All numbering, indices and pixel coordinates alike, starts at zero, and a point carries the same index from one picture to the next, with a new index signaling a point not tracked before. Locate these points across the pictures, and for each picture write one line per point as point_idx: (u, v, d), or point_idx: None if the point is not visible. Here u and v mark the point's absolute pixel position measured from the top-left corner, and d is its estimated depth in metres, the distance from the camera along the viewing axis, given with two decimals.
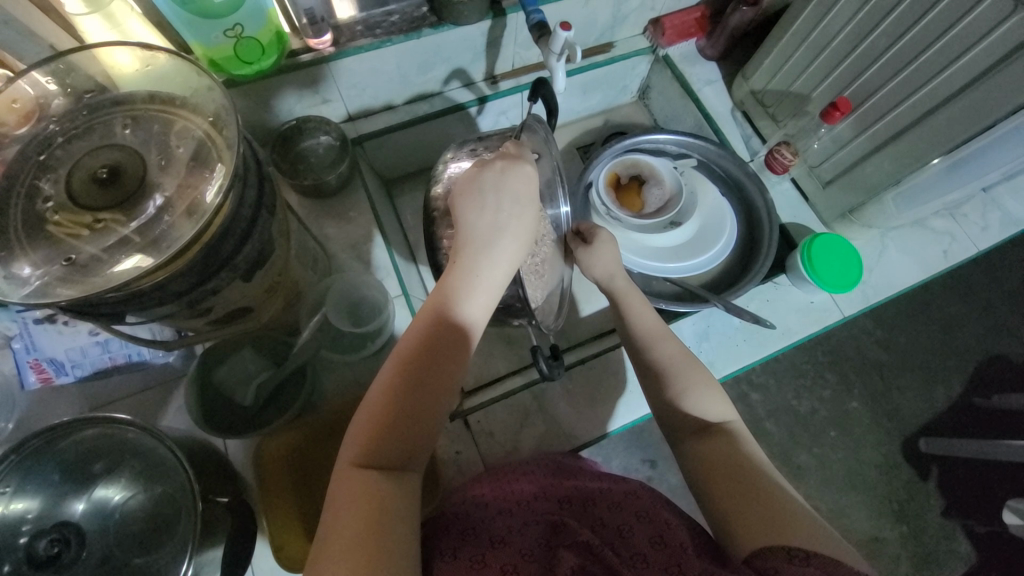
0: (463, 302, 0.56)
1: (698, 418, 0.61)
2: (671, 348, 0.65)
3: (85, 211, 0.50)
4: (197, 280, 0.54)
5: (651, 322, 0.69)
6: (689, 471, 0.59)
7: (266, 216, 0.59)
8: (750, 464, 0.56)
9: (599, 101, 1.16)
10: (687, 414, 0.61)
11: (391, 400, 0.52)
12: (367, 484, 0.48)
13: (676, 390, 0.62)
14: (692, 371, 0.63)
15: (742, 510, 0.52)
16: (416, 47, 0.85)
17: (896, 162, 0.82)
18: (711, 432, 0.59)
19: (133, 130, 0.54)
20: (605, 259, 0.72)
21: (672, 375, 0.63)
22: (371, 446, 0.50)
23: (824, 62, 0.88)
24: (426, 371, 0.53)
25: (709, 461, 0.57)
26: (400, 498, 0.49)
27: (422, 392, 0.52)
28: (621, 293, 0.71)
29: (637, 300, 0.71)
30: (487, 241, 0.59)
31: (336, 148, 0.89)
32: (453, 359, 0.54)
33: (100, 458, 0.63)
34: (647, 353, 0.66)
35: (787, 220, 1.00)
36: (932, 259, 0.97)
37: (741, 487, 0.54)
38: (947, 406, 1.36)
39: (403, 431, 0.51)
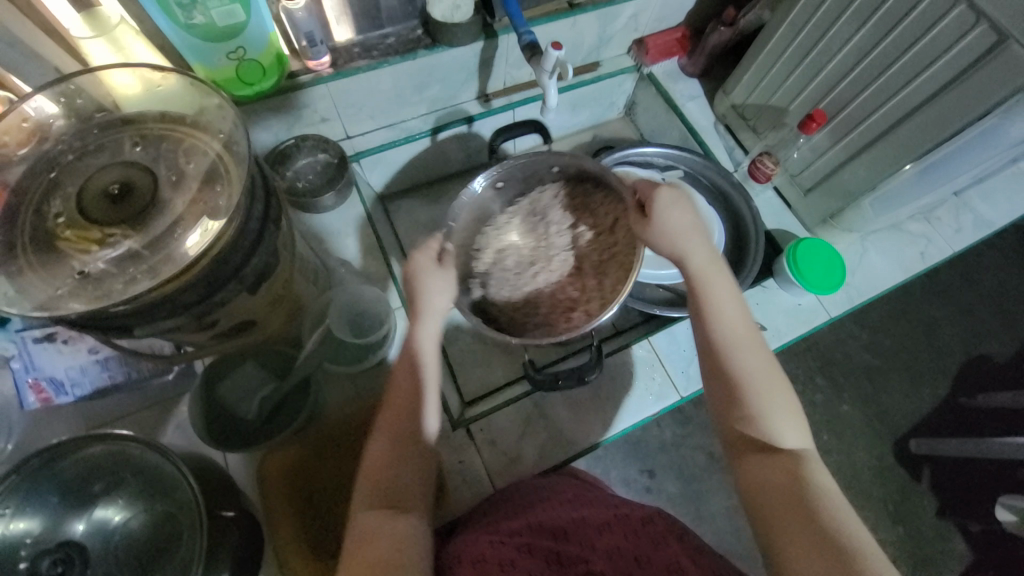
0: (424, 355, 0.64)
1: (766, 437, 0.58)
2: (757, 358, 0.61)
3: (95, 225, 0.50)
4: (205, 292, 0.54)
5: (739, 319, 0.64)
6: (743, 487, 0.56)
7: (273, 228, 0.59)
8: (809, 490, 0.53)
9: (587, 117, 1.21)
10: (753, 425, 0.59)
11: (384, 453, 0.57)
12: (377, 532, 0.52)
13: (755, 402, 0.59)
14: (767, 387, 0.60)
15: (794, 534, 0.50)
16: (412, 68, 0.89)
17: (872, 169, 0.87)
18: (773, 453, 0.56)
19: (142, 147, 0.56)
20: (674, 218, 0.68)
21: (746, 385, 0.60)
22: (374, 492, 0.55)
23: (798, 78, 0.94)
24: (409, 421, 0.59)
25: (767, 482, 0.54)
26: (408, 536, 0.52)
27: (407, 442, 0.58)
28: (697, 271, 0.66)
29: (727, 288, 0.66)
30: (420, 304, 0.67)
31: (334, 166, 0.91)
32: (428, 406, 0.61)
33: (101, 478, 0.63)
34: (731, 356, 0.61)
35: (772, 226, 1.04)
36: (912, 262, 1.01)
37: (792, 516, 0.51)
38: (933, 406, 1.40)
39: (397, 474, 0.56)
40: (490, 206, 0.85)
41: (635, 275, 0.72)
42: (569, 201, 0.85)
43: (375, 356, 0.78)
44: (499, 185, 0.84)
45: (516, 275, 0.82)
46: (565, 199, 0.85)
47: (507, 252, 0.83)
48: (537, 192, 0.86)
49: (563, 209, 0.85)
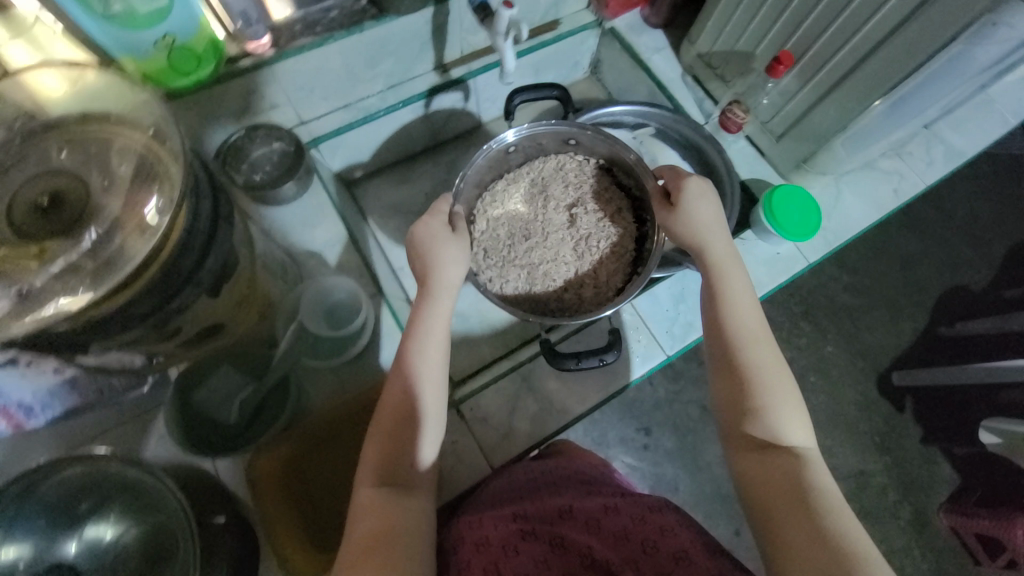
0: (426, 328, 0.64)
1: (768, 435, 0.61)
2: (763, 353, 0.65)
3: (29, 241, 0.47)
4: (160, 300, 0.51)
5: (751, 316, 0.68)
6: (744, 480, 0.59)
7: (225, 226, 0.57)
8: (811, 484, 0.56)
9: (552, 79, 1.16)
10: (757, 421, 0.61)
11: (388, 431, 0.60)
12: (373, 507, 0.56)
13: (763, 401, 0.62)
14: (775, 383, 0.63)
15: (786, 520, 0.54)
16: (360, 42, 0.84)
17: (841, 109, 0.85)
18: (777, 451, 0.59)
19: (70, 153, 0.52)
20: (698, 212, 0.71)
21: (755, 381, 0.63)
22: (376, 477, 0.58)
23: (761, 20, 0.91)
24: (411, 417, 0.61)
25: (766, 478, 0.58)
26: (404, 509, 0.57)
27: (404, 432, 0.60)
28: (716, 262, 0.70)
29: (741, 285, 0.70)
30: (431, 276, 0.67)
31: (291, 154, 0.87)
32: (435, 388, 0.63)
33: (85, 498, 0.62)
34: (738, 352, 0.65)
35: (746, 176, 1.02)
36: (886, 200, 1.01)
37: (787, 509, 0.55)
38: (913, 338, 1.43)
39: (396, 464, 0.59)
40: (498, 163, 0.86)
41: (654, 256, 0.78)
42: (577, 180, 0.90)
43: (354, 349, 0.76)
44: (511, 152, 0.86)
45: (519, 248, 0.87)
46: (572, 178, 0.90)
47: (508, 220, 0.89)
48: (548, 164, 0.91)
49: (569, 186, 0.90)
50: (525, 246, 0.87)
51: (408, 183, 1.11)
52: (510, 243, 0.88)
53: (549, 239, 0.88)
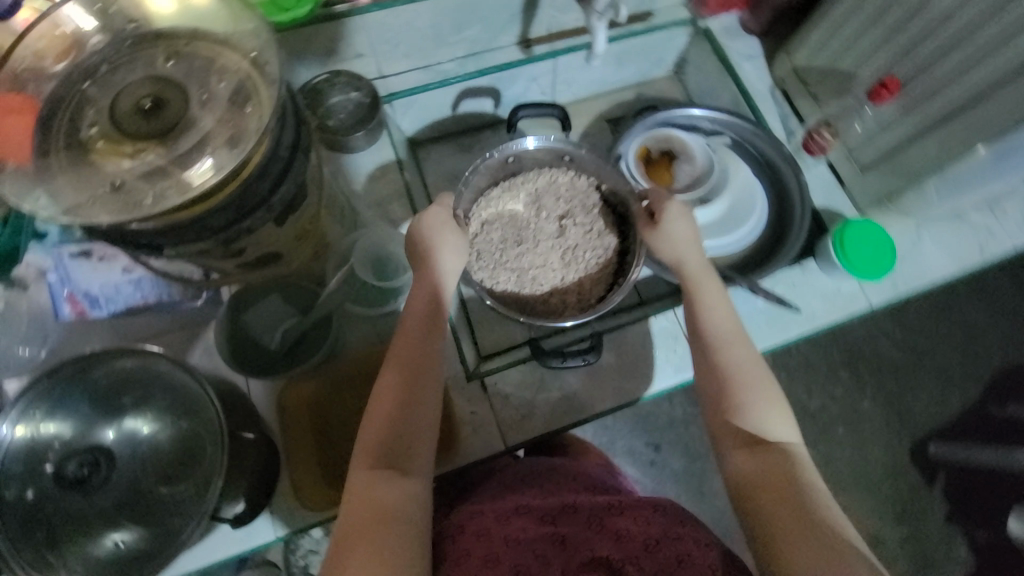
0: (425, 305, 0.66)
1: (755, 430, 0.62)
2: (741, 351, 0.67)
3: (128, 138, 0.50)
4: (233, 218, 0.54)
5: (724, 317, 0.70)
6: (734, 481, 0.60)
7: (302, 158, 0.58)
8: (800, 482, 0.58)
9: (632, 73, 1.12)
10: (742, 419, 0.63)
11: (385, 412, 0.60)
12: (370, 483, 0.56)
13: (745, 399, 0.64)
14: (757, 383, 0.65)
15: (779, 525, 0.55)
16: (453, 4, 0.86)
17: (943, 147, 0.79)
18: (764, 447, 0.61)
19: (175, 64, 0.54)
20: (677, 230, 0.75)
21: (738, 385, 0.64)
22: (375, 457, 0.58)
23: (871, 41, 0.86)
24: (409, 386, 0.62)
25: (757, 479, 0.59)
26: (399, 495, 0.56)
27: (401, 418, 0.60)
28: (693, 277, 0.73)
29: (716, 292, 0.72)
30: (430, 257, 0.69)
31: (365, 106, 0.89)
32: (428, 371, 0.63)
33: (129, 391, 0.65)
34: (721, 353, 0.67)
35: (820, 203, 0.95)
36: (968, 256, 0.93)
37: (778, 507, 0.56)
38: (959, 411, 1.34)
39: (398, 442, 0.59)
40: (493, 167, 0.85)
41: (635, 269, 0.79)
42: (569, 194, 0.88)
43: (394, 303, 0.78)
44: (511, 160, 0.86)
45: (509, 252, 0.84)
46: (564, 193, 0.88)
47: (501, 222, 0.85)
48: (542, 174, 0.88)
49: (560, 198, 0.88)
50: (515, 252, 0.84)
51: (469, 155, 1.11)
52: (495, 248, 0.84)
53: (539, 249, 0.85)
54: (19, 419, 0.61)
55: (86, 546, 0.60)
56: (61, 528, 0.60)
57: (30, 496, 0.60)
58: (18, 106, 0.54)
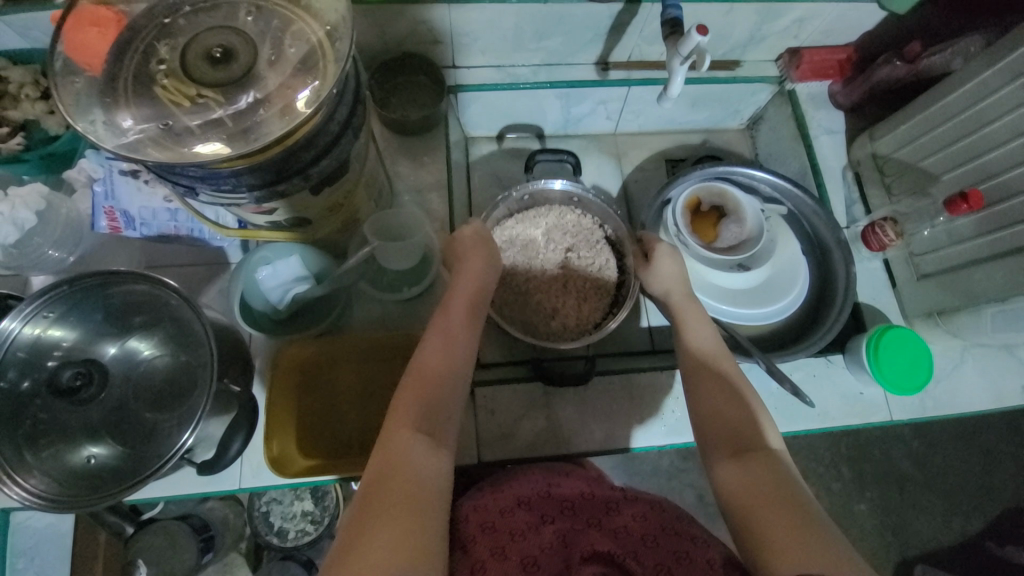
0: (466, 284, 0.68)
1: (740, 436, 0.60)
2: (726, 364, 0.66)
3: (192, 83, 0.51)
4: (270, 178, 0.54)
5: (707, 336, 0.70)
6: (724, 493, 0.56)
7: (351, 137, 0.58)
8: (791, 489, 0.54)
9: (704, 119, 1.10)
10: (730, 430, 0.60)
11: (425, 375, 0.58)
12: (405, 446, 0.52)
13: (719, 404, 0.63)
14: (741, 397, 0.63)
15: (762, 522, 0.52)
16: (541, 12, 0.85)
17: (1010, 277, 0.74)
18: (750, 455, 0.58)
19: (254, 19, 0.55)
20: (664, 273, 0.77)
21: (716, 399, 0.63)
22: (412, 423, 0.54)
23: (963, 149, 0.80)
24: (448, 362, 0.60)
25: (744, 482, 0.55)
26: (428, 462, 0.52)
27: (439, 391, 0.57)
28: (677, 302, 0.75)
29: (694, 313, 0.73)
30: (472, 247, 0.73)
31: (431, 91, 0.92)
32: (465, 346, 0.63)
33: (140, 313, 0.68)
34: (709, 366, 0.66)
35: (864, 299, 0.91)
36: (1012, 394, 0.86)
37: (760, 508, 0.53)
38: (960, 542, 1.26)
39: (433, 413, 0.56)
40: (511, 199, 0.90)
41: (631, 301, 0.83)
42: (575, 230, 0.92)
43: (409, 293, 0.78)
44: (526, 195, 0.91)
45: (517, 277, 0.89)
46: (571, 228, 0.92)
47: (513, 249, 0.90)
48: (552, 210, 0.93)
49: (567, 233, 0.92)
50: (522, 278, 0.89)
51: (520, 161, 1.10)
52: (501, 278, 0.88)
53: (544, 280, 0.89)
54: (29, 320, 0.63)
55: (62, 456, 0.62)
56: (41, 435, 0.62)
57: (25, 387, 0.62)
58: (101, 18, 0.54)
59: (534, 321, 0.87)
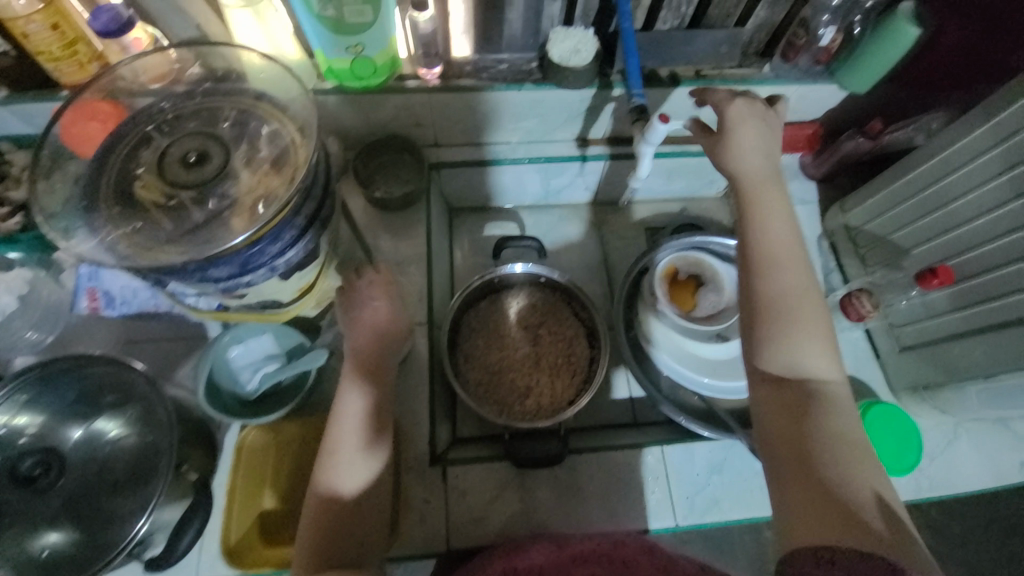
0: (361, 375, 0.69)
1: (790, 366, 0.59)
2: (794, 276, 0.61)
3: (168, 184, 0.54)
4: (236, 271, 0.56)
5: (782, 240, 0.63)
6: (762, 418, 0.58)
7: (318, 227, 0.60)
8: (830, 424, 0.55)
9: (682, 188, 1.14)
10: (779, 354, 0.59)
11: (331, 501, 0.63)
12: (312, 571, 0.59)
13: (774, 323, 0.60)
14: (806, 313, 0.60)
15: (794, 477, 0.53)
16: (516, 98, 0.91)
17: (990, 355, 0.72)
18: (792, 384, 0.58)
19: (230, 125, 0.59)
20: (745, 140, 0.66)
21: (776, 306, 0.60)
22: (325, 560, 0.60)
23: (930, 225, 0.80)
24: (341, 472, 0.64)
25: (784, 412, 0.57)
26: None
27: (352, 515, 0.63)
28: (754, 194, 0.65)
29: (777, 203, 0.65)
30: (368, 318, 0.72)
31: (414, 169, 0.96)
32: (366, 457, 0.65)
33: (111, 392, 0.68)
34: (766, 273, 0.61)
35: (848, 370, 0.89)
36: (1012, 473, 0.82)
37: (801, 451, 0.54)
38: None
39: (346, 544, 0.61)
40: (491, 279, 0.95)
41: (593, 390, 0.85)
42: (545, 308, 0.96)
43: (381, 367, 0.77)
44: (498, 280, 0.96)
45: (492, 356, 0.92)
46: (542, 306, 0.96)
47: (485, 330, 0.94)
48: (523, 290, 0.97)
49: (538, 311, 0.95)
50: (495, 356, 0.92)
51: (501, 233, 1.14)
52: (475, 357, 0.92)
53: (519, 356, 0.93)
54: None
55: (22, 543, 0.61)
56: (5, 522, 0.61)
57: None
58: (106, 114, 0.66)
59: (507, 399, 0.88)
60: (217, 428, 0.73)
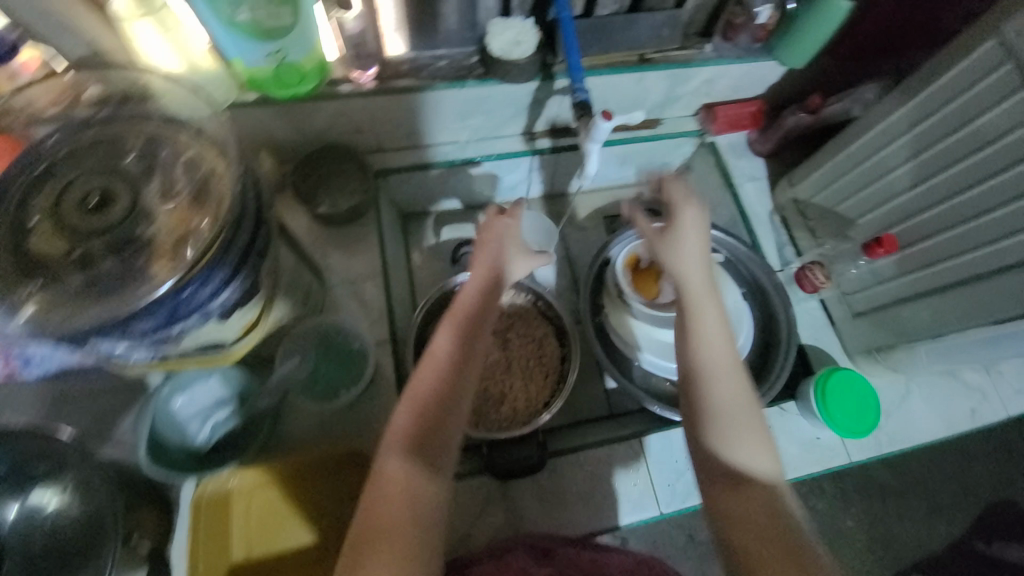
0: (477, 278, 0.63)
1: (738, 469, 0.55)
2: (732, 384, 0.58)
3: (70, 234, 0.48)
4: (163, 321, 0.49)
5: (718, 341, 0.60)
6: (721, 527, 0.53)
7: (255, 261, 0.54)
8: (787, 529, 0.51)
9: (636, 174, 1.15)
10: (728, 459, 0.56)
11: (422, 399, 0.56)
12: (402, 481, 0.52)
13: (717, 432, 0.57)
14: (746, 416, 0.58)
15: None
16: (459, 96, 0.86)
17: (936, 316, 0.76)
18: (746, 486, 0.54)
19: (136, 160, 0.52)
20: (689, 250, 0.64)
21: (717, 413, 0.57)
22: (408, 458, 0.53)
23: (874, 193, 0.83)
24: (449, 386, 0.57)
25: (738, 516, 0.53)
26: (429, 495, 0.52)
27: (444, 415, 0.56)
28: (692, 293, 0.62)
29: (710, 305, 0.62)
30: (495, 232, 0.66)
31: (354, 176, 0.88)
32: (472, 359, 0.59)
33: (41, 462, 0.61)
34: (704, 382, 0.58)
35: (807, 340, 0.91)
36: (958, 419, 0.88)
37: (768, 551, 0.50)
38: (945, 543, 1.27)
39: (433, 447, 0.55)
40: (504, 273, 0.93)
41: (569, 384, 0.85)
42: (512, 309, 0.94)
43: (345, 398, 0.74)
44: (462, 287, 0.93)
45: None
46: (509, 308, 0.94)
47: None
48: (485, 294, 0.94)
49: (505, 313, 0.93)
50: None
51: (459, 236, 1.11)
52: None
53: (490, 363, 0.90)
54: None
55: None
56: None
57: None
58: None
59: (483, 408, 0.86)
60: (172, 488, 0.66)
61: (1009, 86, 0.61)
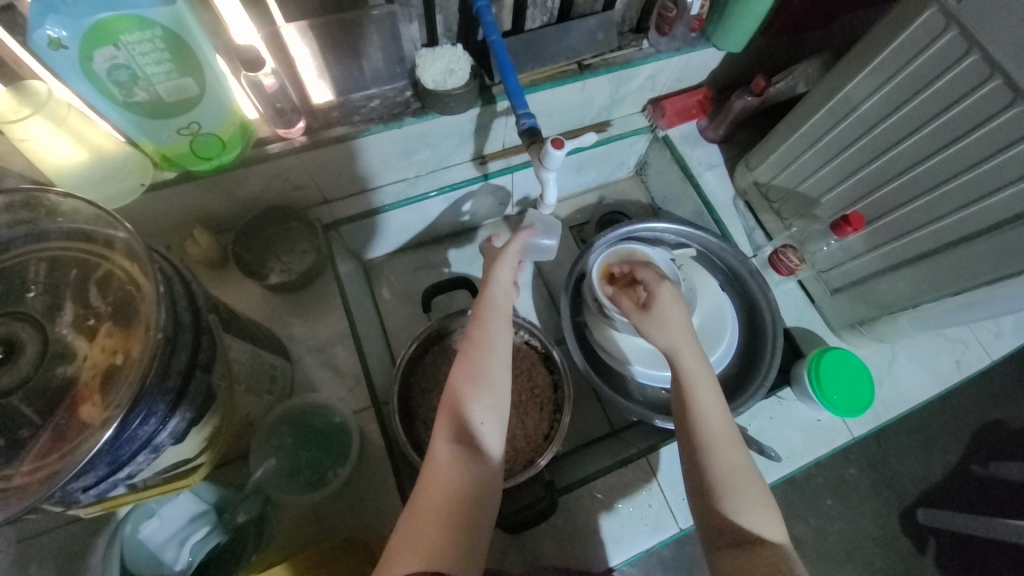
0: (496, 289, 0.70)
1: (742, 529, 0.55)
2: (732, 451, 0.60)
3: None
4: (107, 469, 0.44)
5: (714, 409, 0.63)
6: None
7: (201, 374, 0.49)
8: None
9: (595, 177, 1.14)
10: (733, 518, 0.56)
11: (458, 387, 0.60)
12: (450, 464, 0.55)
13: (717, 490, 0.58)
14: (745, 480, 0.59)
15: None
16: (398, 135, 0.81)
17: (912, 286, 0.76)
18: (754, 546, 0.54)
19: (39, 293, 0.48)
20: (673, 320, 0.69)
21: (716, 476, 0.58)
22: (452, 438, 0.57)
23: (834, 170, 0.82)
24: (483, 373, 0.61)
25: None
26: (474, 471, 0.55)
27: (480, 398, 0.60)
28: (686, 367, 0.65)
29: (704, 378, 0.65)
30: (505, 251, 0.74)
31: (309, 237, 0.85)
32: (501, 349, 0.64)
33: None
34: (701, 449, 0.60)
35: (792, 322, 0.93)
36: (947, 374, 0.89)
37: None
38: (944, 473, 1.32)
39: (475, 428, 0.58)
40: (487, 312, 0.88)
41: (567, 413, 0.82)
42: None
43: (336, 479, 0.70)
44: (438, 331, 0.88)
45: None
46: None
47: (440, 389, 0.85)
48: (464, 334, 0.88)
49: None
50: None
51: (426, 270, 1.07)
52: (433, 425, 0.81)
53: None
54: None
55: None
56: None
57: None
58: None
59: None
60: None
61: (956, 53, 0.60)
